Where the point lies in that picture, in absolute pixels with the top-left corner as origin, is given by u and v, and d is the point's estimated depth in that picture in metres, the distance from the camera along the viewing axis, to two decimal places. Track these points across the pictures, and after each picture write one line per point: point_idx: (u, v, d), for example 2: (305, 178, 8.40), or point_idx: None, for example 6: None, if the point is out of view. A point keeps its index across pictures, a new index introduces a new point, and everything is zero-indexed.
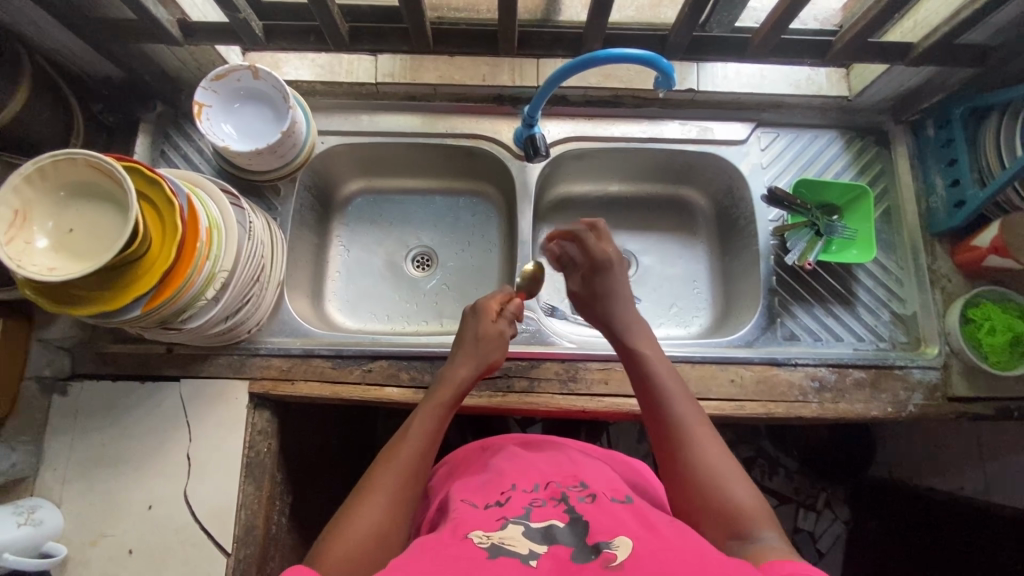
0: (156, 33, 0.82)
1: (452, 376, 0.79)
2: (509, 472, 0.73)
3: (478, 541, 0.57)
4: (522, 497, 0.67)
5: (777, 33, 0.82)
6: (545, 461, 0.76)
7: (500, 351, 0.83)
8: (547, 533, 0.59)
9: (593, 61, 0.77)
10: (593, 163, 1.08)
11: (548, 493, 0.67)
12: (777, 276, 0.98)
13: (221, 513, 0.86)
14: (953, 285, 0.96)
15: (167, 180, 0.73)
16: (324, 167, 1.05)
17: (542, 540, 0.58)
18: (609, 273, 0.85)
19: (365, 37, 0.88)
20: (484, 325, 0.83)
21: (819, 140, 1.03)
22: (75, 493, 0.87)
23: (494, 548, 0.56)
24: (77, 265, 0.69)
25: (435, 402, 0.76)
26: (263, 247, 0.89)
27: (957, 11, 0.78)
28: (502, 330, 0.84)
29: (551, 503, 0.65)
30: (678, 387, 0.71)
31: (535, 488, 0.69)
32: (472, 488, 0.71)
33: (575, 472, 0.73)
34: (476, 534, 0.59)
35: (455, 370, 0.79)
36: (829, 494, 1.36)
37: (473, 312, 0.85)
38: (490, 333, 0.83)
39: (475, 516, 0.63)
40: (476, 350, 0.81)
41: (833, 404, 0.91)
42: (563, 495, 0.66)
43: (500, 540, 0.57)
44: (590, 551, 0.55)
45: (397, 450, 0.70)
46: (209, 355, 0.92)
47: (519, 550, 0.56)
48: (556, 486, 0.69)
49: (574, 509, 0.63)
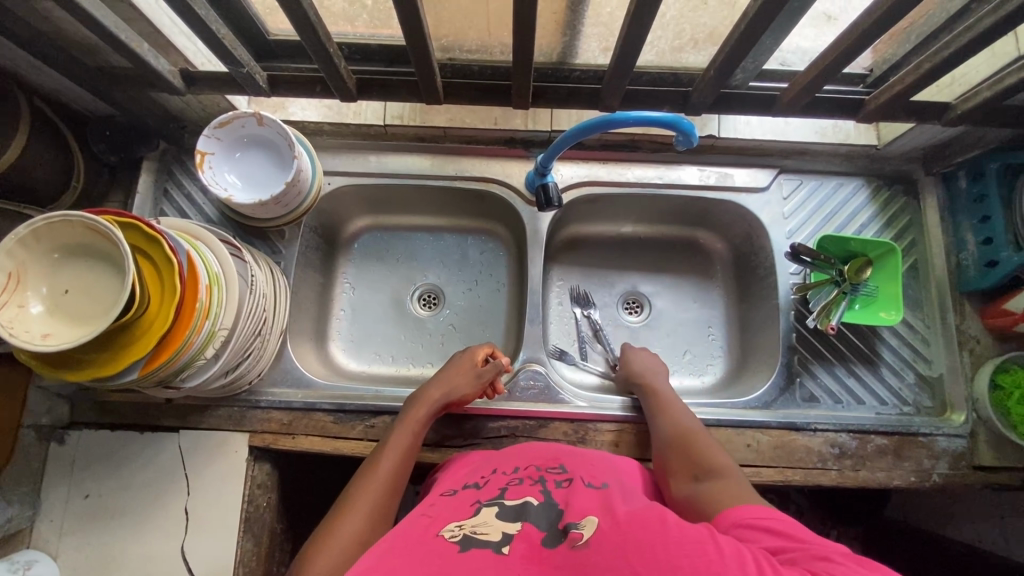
0: (158, 82, 0.79)
1: (424, 397, 0.82)
2: (494, 460, 0.72)
3: (449, 534, 0.54)
4: (501, 479, 0.66)
5: (808, 91, 0.78)
6: (525, 449, 0.74)
7: (474, 387, 0.84)
8: (519, 512, 0.58)
9: (612, 123, 0.74)
10: (606, 206, 1.04)
11: (528, 473, 0.67)
12: (798, 334, 0.94)
13: (218, 569, 0.84)
14: (981, 347, 0.92)
15: (166, 237, 0.71)
16: (330, 208, 1.02)
17: (514, 519, 0.57)
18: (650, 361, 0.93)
19: (373, 87, 0.85)
20: (462, 361, 0.87)
21: (843, 188, 0.99)
22: (72, 545, 0.85)
23: (465, 539, 0.53)
24: (70, 330, 0.66)
25: (409, 421, 0.80)
26: (265, 299, 0.87)
27: (1001, 75, 0.73)
28: (479, 369, 0.86)
29: (527, 483, 0.64)
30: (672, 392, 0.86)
31: (515, 470, 0.68)
32: (453, 478, 0.70)
33: (556, 456, 0.71)
34: (448, 529, 0.55)
35: (426, 392, 0.83)
36: (839, 534, 1.23)
37: (461, 353, 0.89)
38: (466, 364, 0.87)
39: (450, 507, 0.61)
40: (449, 377, 0.84)
41: (853, 472, 0.87)
42: (541, 477, 0.65)
43: (473, 530, 0.54)
44: (559, 535, 0.53)
45: (374, 464, 0.74)
46: (209, 406, 0.90)
47: (491, 538, 0.53)
48: (535, 468, 0.68)
49: (549, 492, 0.62)
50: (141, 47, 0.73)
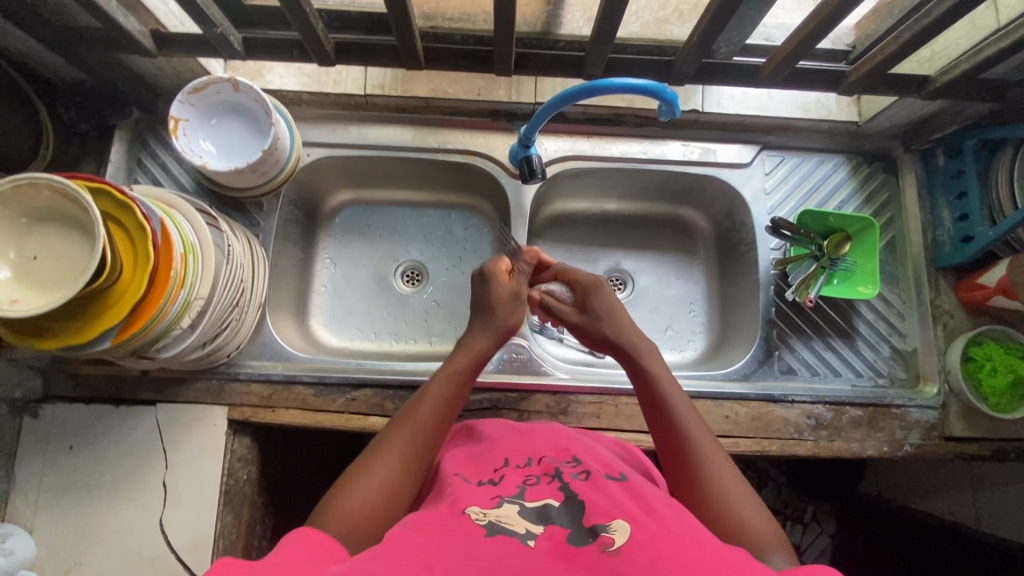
0: (128, 43, 0.77)
1: (470, 344, 0.74)
2: (504, 446, 0.67)
3: (475, 517, 0.51)
4: (515, 473, 0.60)
5: (790, 62, 0.78)
6: (538, 435, 0.69)
7: (516, 313, 0.77)
8: (541, 513, 0.52)
9: (595, 90, 0.73)
10: (590, 181, 1.04)
11: (542, 468, 0.60)
12: (777, 308, 0.95)
13: (198, 542, 0.84)
14: (954, 321, 0.94)
15: (139, 203, 0.69)
16: (310, 180, 1.00)
17: (538, 520, 0.51)
18: (597, 294, 0.79)
19: (352, 51, 0.83)
20: (493, 285, 0.77)
21: (825, 165, 1.00)
22: (47, 519, 0.84)
23: (492, 526, 0.50)
24: (40, 296, 0.64)
25: (451, 367, 0.72)
26: (242, 271, 0.85)
27: (979, 47, 0.74)
28: (514, 290, 0.77)
29: (545, 480, 0.58)
30: (687, 406, 0.69)
31: (528, 463, 0.62)
32: (464, 461, 0.65)
33: (567, 447, 0.66)
34: (473, 509, 0.53)
35: (473, 338, 0.75)
36: (816, 508, 1.24)
37: (482, 276, 0.79)
38: (516, 298, 0.77)
39: (465, 494, 0.56)
40: (493, 314, 0.76)
41: (829, 442, 0.89)
42: (557, 472, 0.59)
43: (498, 518, 0.51)
44: (586, 533, 0.49)
45: (413, 410, 0.68)
46: (187, 379, 0.89)
47: (517, 530, 0.50)
48: (549, 462, 0.62)
49: (568, 486, 0.56)
50: (111, 5, 0.71)
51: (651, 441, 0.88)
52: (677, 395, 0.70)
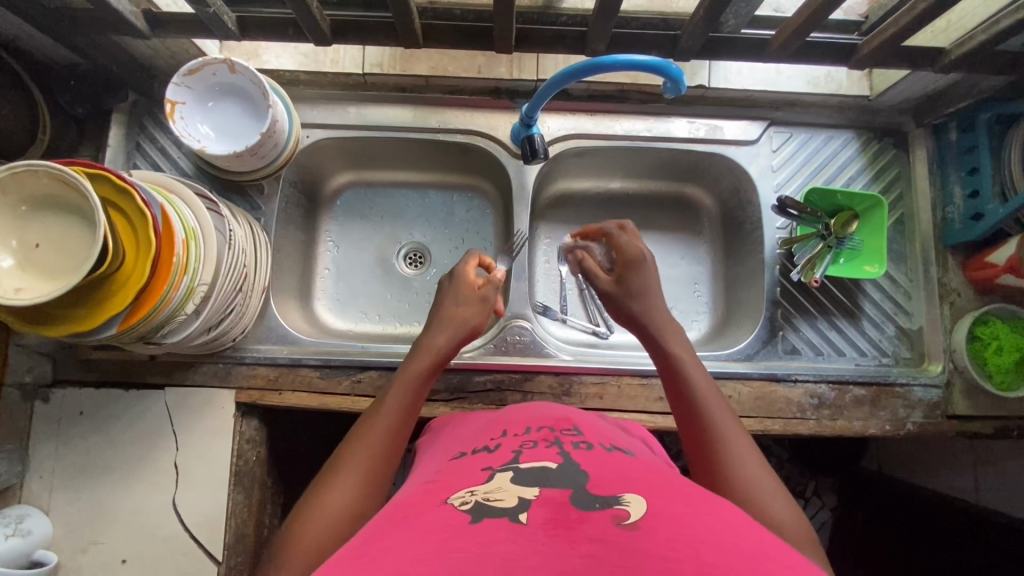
0: (119, 23, 0.75)
1: (428, 346, 0.74)
2: (503, 422, 0.67)
3: (458, 503, 0.47)
4: (513, 441, 0.60)
5: (800, 36, 0.76)
6: (534, 411, 0.69)
7: (482, 313, 0.78)
8: (539, 476, 0.51)
9: (598, 67, 0.71)
10: (593, 160, 1.02)
11: (541, 435, 0.61)
12: (782, 288, 0.95)
13: (211, 520, 0.86)
14: (962, 300, 0.93)
15: (139, 189, 0.68)
16: (310, 162, 0.99)
17: (533, 484, 0.49)
18: (643, 270, 0.79)
19: (350, 30, 0.81)
20: (460, 290, 0.79)
21: (833, 141, 0.97)
22: (63, 500, 0.86)
23: (478, 508, 0.46)
24: (43, 285, 0.64)
25: (411, 372, 0.71)
26: (245, 255, 0.85)
27: (997, 17, 0.71)
28: (483, 293, 0.80)
29: (542, 445, 0.58)
30: (699, 372, 0.68)
31: (528, 432, 0.62)
32: (464, 439, 0.65)
33: (569, 418, 0.66)
34: (456, 498, 0.49)
35: (431, 340, 0.75)
36: (817, 483, 1.29)
37: (451, 278, 0.82)
38: (467, 296, 0.79)
39: (458, 473, 0.55)
40: (454, 319, 0.77)
41: (831, 421, 0.89)
42: (557, 439, 0.59)
43: (485, 497, 0.48)
44: (592, 502, 0.46)
45: (370, 426, 0.66)
46: (194, 363, 0.90)
47: (506, 504, 0.46)
48: (549, 430, 0.62)
49: (567, 453, 0.56)
50: None
51: (653, 421, 0.88)
52: (692, 362, 0.69)
